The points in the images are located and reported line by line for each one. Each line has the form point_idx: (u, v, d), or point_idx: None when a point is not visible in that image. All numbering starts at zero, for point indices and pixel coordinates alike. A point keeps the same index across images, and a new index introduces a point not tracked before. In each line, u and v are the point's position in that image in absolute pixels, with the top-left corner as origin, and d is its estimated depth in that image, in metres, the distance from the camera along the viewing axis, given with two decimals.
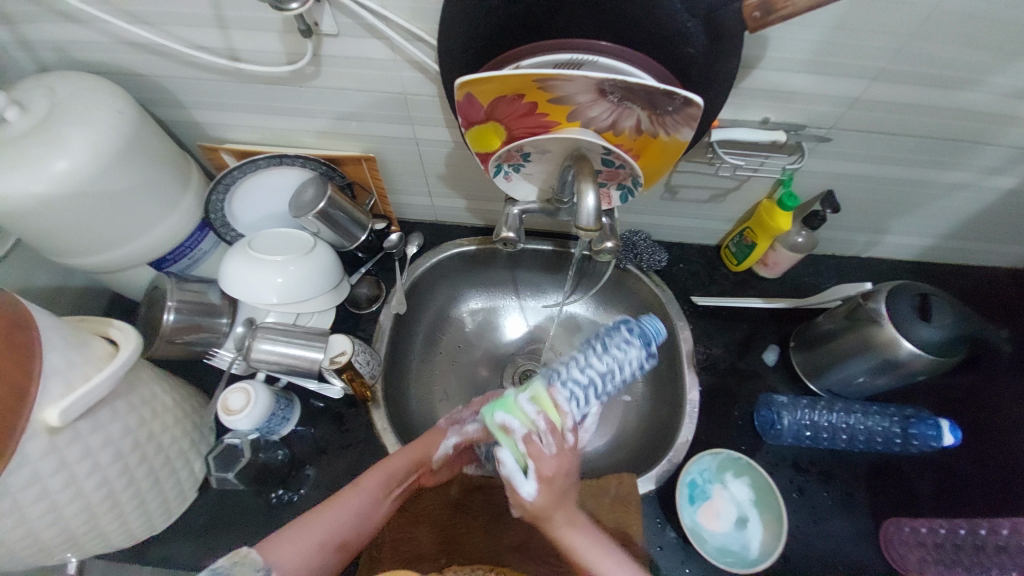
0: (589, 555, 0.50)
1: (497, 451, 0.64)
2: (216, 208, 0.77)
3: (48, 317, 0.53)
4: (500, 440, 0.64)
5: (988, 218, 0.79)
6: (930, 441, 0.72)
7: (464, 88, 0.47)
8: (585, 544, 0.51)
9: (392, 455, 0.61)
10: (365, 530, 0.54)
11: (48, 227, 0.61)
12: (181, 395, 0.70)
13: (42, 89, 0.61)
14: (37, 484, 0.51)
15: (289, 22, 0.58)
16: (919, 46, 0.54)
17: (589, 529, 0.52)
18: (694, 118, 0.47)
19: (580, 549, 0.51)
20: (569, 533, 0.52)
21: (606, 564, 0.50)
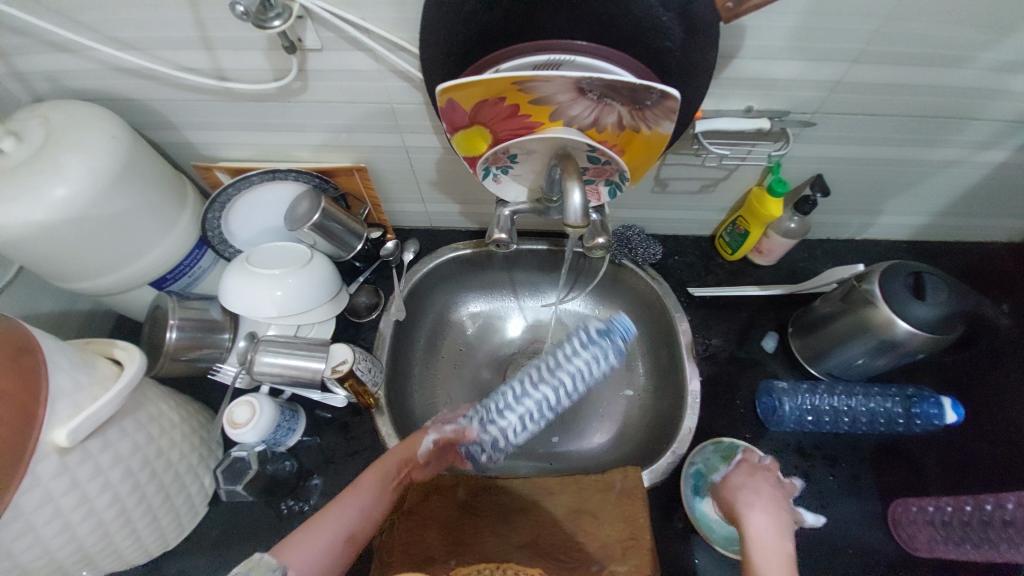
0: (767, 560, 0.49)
1: (470, 449, 0.65)
2: (213, 226, 0.78)
3: (53, 341, 0.54)
4: (473, 437, 0.65)
5: (980, 194, 0.79)
6: (933, 420, 0.72)
7: (446, 94, 0.48)
8: (765, 535, 0.52)
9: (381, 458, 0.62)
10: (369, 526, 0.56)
11: (49, 253, 0.62)
12: (187, 411, 0.71)
13: (36, 118, 0.63)
14: (50, 504, 0.52)
15: (272, 40, 0.60)
16: (896, 27, 0.54)
17: (773, 524, 0.53)
18: (674, 111, 0.47)
19: (757, 537, 0.53)
20: (753, 518, 0.54)
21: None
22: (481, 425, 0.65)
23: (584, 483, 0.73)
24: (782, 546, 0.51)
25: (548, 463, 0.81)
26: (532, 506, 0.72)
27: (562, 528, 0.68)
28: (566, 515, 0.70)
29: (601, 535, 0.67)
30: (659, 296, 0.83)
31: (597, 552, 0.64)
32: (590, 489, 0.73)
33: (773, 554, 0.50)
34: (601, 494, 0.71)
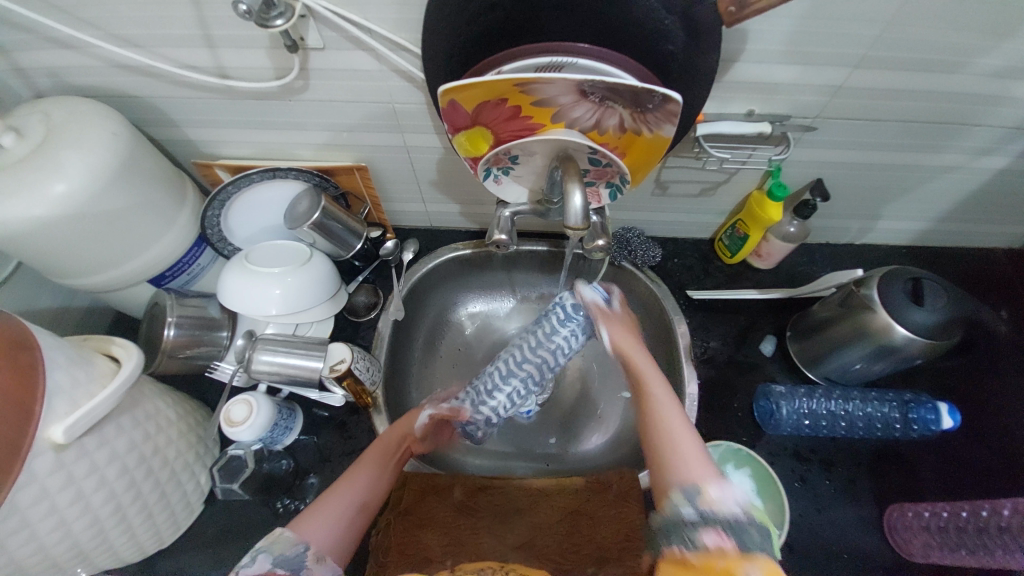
0: (674, 421, 0.50)
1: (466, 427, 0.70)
2: (212, 224, 0.78)
3: (51, 338, 0.54)
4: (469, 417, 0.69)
5: (979, 200, 0.79)
6: (930, 425, 0.72)
7: (448, 95, 0.48)
8: (665, 396, 0.53)
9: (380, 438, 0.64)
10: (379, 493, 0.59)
11: (47, 248, 0.62)
12: (184, 409, 0.71)
13: (36, 114, 0.63)
14: (46, 501, 0.51)
15: (274, 38, 0.59)
16: (897, 33, 0.54)
17: (668, 390, 0.54)
18: (675, 114, 0.47)
19: (659, 398, 0.53)
20: (653, 386, 0.55)
21: (684, 435, 0.49)
22: (473, 405, 0.69)
23: (581, 485, 0.73)
24: (676, 408, 0.52)
25: (546, 464, 0.81)
26: (528, 505, 0.72)
27: (558, 529, 0.69)
28: (563, 515, 0.71)
29: (598, 536, 0.68)
30: (658, 298, 0.83)
31: (593, 553, 0.67)
32: (587, 491, 0.73)
33: (673, 417, 0.51)
34: (598, 496, 0.72)
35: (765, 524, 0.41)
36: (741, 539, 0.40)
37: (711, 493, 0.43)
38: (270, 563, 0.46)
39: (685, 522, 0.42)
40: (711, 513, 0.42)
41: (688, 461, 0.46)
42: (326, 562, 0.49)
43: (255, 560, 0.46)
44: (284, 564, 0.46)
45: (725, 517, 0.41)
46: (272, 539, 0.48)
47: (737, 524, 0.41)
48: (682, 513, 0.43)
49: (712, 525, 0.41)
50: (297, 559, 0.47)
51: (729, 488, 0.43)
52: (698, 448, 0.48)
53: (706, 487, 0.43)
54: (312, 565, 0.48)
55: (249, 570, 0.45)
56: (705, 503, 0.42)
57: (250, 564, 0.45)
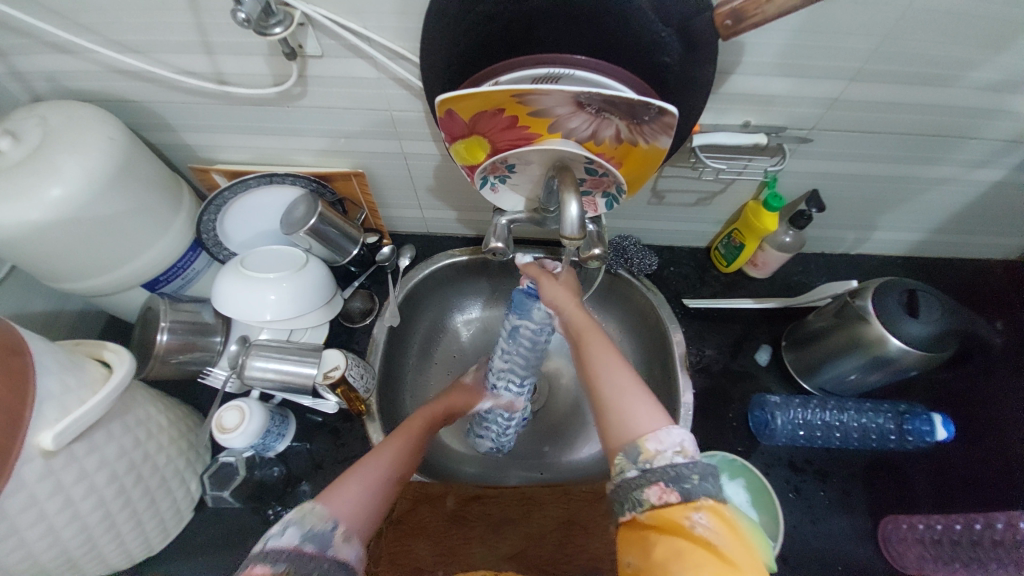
0: (614, 378, 0.49)
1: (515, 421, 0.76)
2: (208, 228, 0.77)
3: (42, 343, 0.54)
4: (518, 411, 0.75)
5: (972, 212, 0.80)
6: (924, 436, 0.72)
7: (445, 105, 0.48)
8: (607, 357, 0.52)
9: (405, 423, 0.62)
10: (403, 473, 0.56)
11: (40, 252, 0.62)
12: (176, 415, 0.70)
13: (32, 117, 0.62)
14: (34, 508, 0.51)
15: (273, 45, 0.59)
16: (892, 47, 0.55)
17: (610, 350, 0.53)
18: (672, 126, 0.48)
19: (601, 360, 0.52)
20: (596, 348, 0.54)
21: (625, 389, 0.48)
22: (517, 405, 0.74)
23: (575, 495, 0.74)
24: (621, 366, 0.51)
25: (540, 472, 0.80)
26: (522, 515, 0.72)
27: (552, 539, 0.69)
28: (557, 525, 0.71)
29: (591, 547, 0.68)
30: (654, 307, 0.83)
31: (586, 564, 0.66)
32: (581, 501, 0.73)
33: (614, 374, 0.50)
34: (591, 506, 0.72)
35: (706, 463, 0.41)
36: (683, 484, 0.40)
37: (651, 445, 0.42)
38: (299, 536, 0.42)
39: (630, 480, 0.42)
40: (651, 466, 0.41)
41: (631, 415, 0.45)
42: (352, 542, 0.45)
43: (285, 530, 0.43)
44: (314, 538, 0.43)
45: (664, 467, 0.41)
46: (304, 510, 0.44)
47: (677, 470, 0.40)
48: (627, 471, 0.42)
49: (654, 478, 0.40)
50: (327, 537, 0.43)
51: (668, 435, 0.42)
52: (640, 397, 0.47)
53: (644, 440, 0.43)
54: (342, 543, 0.44)
55: (277, 540, 0.42)
56: (645, 458, 0.42)
57: (279, 535, 0.42)
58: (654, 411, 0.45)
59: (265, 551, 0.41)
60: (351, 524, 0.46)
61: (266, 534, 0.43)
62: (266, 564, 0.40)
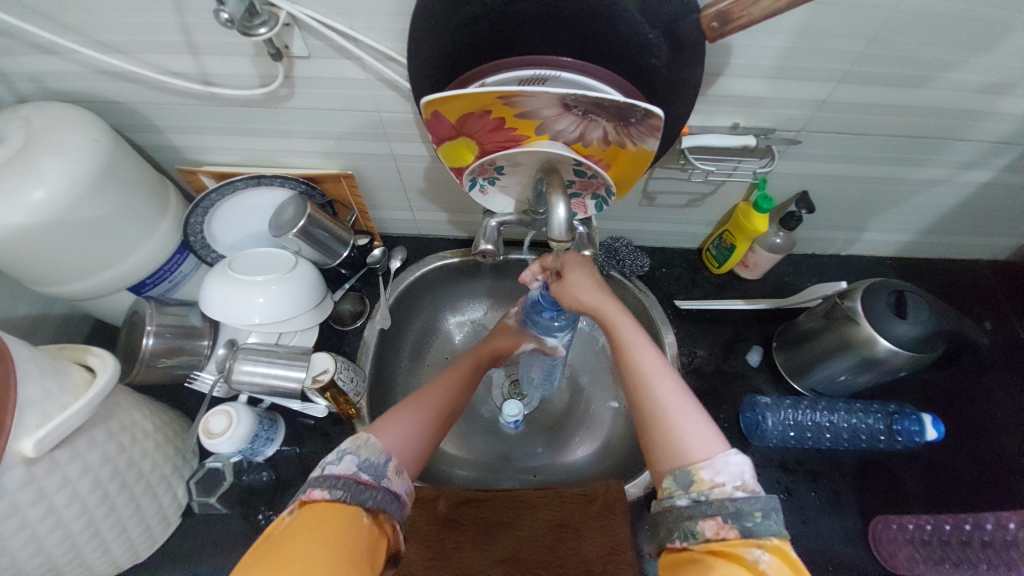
0: (663, 396, 0.47)
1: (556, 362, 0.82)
2: (195, 230, 0.77)
3: (23, 348, 0.53)
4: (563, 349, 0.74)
5: (960, 213, 0.80)
6: (914, 436, 0.73)
7: (431, 107, 0.48)
8: (654, 366, 0.49)
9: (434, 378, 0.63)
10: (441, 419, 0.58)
11: (23, 256, 0.61)
12: (162, 420, 0.69)
13: (15, 119, 0.61)
14: (15, 517, 0.50)
15: (259, 46, 0.59)
16: (878, 50, 0.55)
17: (656, 356, 0.50)
18: (659, 128, 0.47)
19: (647, 370, 0.49)
20: (640, 355, 0.50)
21: (676, 408, 0.46)
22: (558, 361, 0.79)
23: (568, 497, 0.73)
24: (668, 378, 0.48)
25: (533, 474, 0.79)
26: (515, 519, 0.72)
27: (546, 542, 0.70)
28: (551, 527, 0.71)
29: (583, 550, 0.69)
30: (645, 308, 0.83)
31: (579, 567, 0.67)
32: (574, 503, 0.72)
33: (664, 389, 0.47)
34: (584, 509, 0.71)
35: (769, 499, 0.40)
36: (743, 521, 0.39)
37: (706, 475, 0.42)
38: (356, 465, 0.47)
39: (682, 509, 0.42)
40: (707, 497, 0.41)
41: (682, 440, 0.44)
42: (403, 477, 0.50)
43: (341, 459, 0.47)
44: (368, 469, 0.47)
45: (722, 501, 0.40)
46: (359, 442, 0.50)
47: (737, 506, 0.40)
48: (678, 498, 0.42)
49: (710, 511, 0.40)
50: (381, 468, 0.48)
51: (728, 465, 0.42)
52: (695, 421, 0.45)
53: (699, 469, 0.42)
54: (393, 476, 0.49)
55: (336, 467, 0.46)
56: (699, 488, 0.42)
57: (336, 462, 0.46)
58: (708, 434, 0.44)
59: (324, 475, 0.45)
60: (399, 459, 0.51)
61: (324, 461, 0.47)
62: (325, 489, 0.44)
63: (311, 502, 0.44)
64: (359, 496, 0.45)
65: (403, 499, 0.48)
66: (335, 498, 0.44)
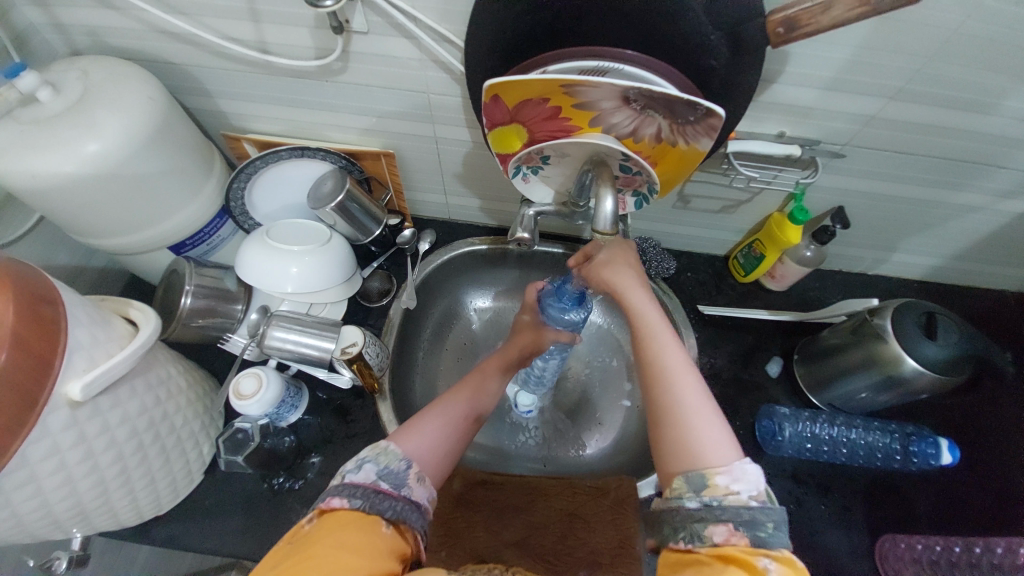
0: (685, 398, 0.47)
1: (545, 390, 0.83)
2: (236, 197, 0.78)
3: (74, 294, 0.54)
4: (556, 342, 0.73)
5: (995, 241, 0.80)
6: (929, 459, 0.73)
7: (492, 90, 0.49)
8: (677, 366, 0.49)
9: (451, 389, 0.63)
10: (470, 423, 0.60)
11: (75, 206, 0.63)
12: (194, 378, 0.71)
13: (76, 71, 0.63)
14: (56, 456, 0.52)
15: (321, 19, 0.60)
16: (935, 69, 0.55)
17: (681, 354, 0.50)
18: (715, 129, 0.48)
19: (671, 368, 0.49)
20: (664, 349, 0.50)
21: (697, 411, 0.46)
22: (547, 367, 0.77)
23: (581, 488, 0.75)
24: (691, 377, 0.49)
25: (543, 464, 0.81)
26: (525, 505, 0.74)
27: (555, 530, 0.71)
28: (560, 517, 0.73)
29: (592, 541, 0.70)
30: (668, 310, 0.83)
31: (587, 558, 0.69)
32: (585, 495, 0.74)
33: (682, 388, 0.48)
34: (596, 501, 0.73)
35: (782, 510, 0.39)
36: (756, 530, 0.39)
37: (722, 481, 0.42)
38: (375, 473, 0.45)
39: (690, 511, 0.41)
40: (718, 502, 0.41)
41: (698, 440, 0.45)
42: (423, 484, 0.48)
43: (361, 467, 0.46)
44: (388, 478, 0.45)
45: (736, 508, 0.40)
46: (379, 450, 0.48)
47: (752, 515, 0.39)
48: (687, 500, 0.42)
49: (723, 517, 0.40)
50: (401, 475, 0.47)
51: (743, 474, 0.42)
52: (714, 427, 0.45)
53: (717, 474, 0.42)
54: (414, 484, 0.47)
55: (354, 475, 0.45)
56: (712, 493, 0.41)
57: (355, 470, 0.45)
58: (725, 444, 0.44)
59: (343, 484, 0.44)
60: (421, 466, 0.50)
61: (343, 469, 0.45)
62: (344, 498, 0.42)
63: (330, 511, 0.42)
64: (378, 506, 0.43)
65: (424, 507, 0.46)
66: (354, 508, 0.42)
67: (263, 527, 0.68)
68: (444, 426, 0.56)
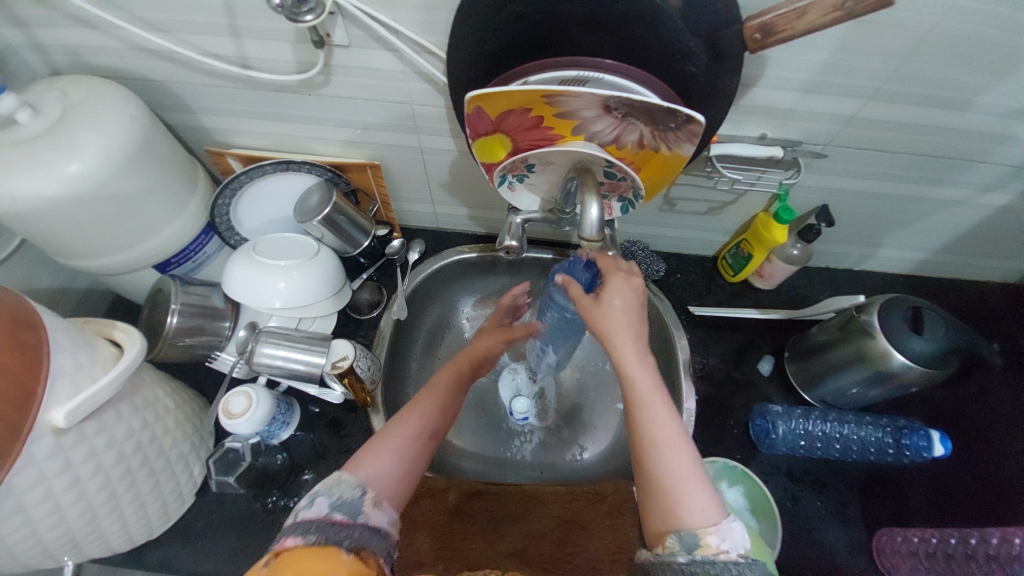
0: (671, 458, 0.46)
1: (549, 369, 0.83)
2: (221, 213, 0.77)
3: (56, 319, 0.53)
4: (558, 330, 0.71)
5: (977, 234, 0.81)
6: (922, 452, 0.74)
7: (474, 102, 0.49)
8: (665, 426, 0.48)
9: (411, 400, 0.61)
10: (428, 437, 0.58)
11: (56, 228, 0.62)
12: (183, 398, 0.70)
13: (54, 92, 0.62)
14: (41, 485, 0.51)
15: (301, 33, 0.60)
16: (911, 69, 0.56)
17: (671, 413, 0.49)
18: (696, 134, 0.48)
19: (658, 428, 0.48)
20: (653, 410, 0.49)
21: (682, 470, 0.46)
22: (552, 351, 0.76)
23: (578, 495, 0.74)
24: (681, 443, 0.48)
25: (540, 472, 0.81)
26: (521, 514, 0.73)
27: (552, 538, 0.71)
28: (556, 524, 0.72)
29: (591, 547, 0.70)
30: (659, 312, 0.84)
31: (586, 564, 0.69)
32: (582, 501, 0.73)
33: (672, 454, 0.47)
34: (593, 506, 0.73)
35: (763, 563, 0.41)
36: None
37: (712, 541, 0.42)
38: (328, 506, 0.45)
39: (682, 566, 0.42)
40: (711, 560, 0.41)
41: (684, 503, 0.44)
42: (382, 508, 0.48)
43: (313, 501, 0.45)
44: (341, 507, 0.45)
45: (727, 565, 0.41)
46: (331, 482, 0.48)
47: (740, 570, 0.41)
48: (678, 556, 0.43)
49: (712, 572, 0.41)
50: (356, 504, 0.46)
51: (731, 532, 0.43)
52: (699, 489, 0.45)
53: (706, 535, 0.42)
54: (370, 510, 0.47)
55: (307, 511, 0.44)
56: (704, 552, 0.42)
57: (308, 506, 0.44)
58: (707, 503, 0.44)
59: (296, 522, 0.42)
60: (376, 492, 0.49)
61: (293, 510, 0.44)
62: (298, 534, 0.41)
63: (285, 550, 0.40)
64: (334, 536, 0.41)
65: (384, 531, 0.46)
66: (310, 540, 0.40)
67: (257, 546, 0.67)
68: (398, 450, 0.54)
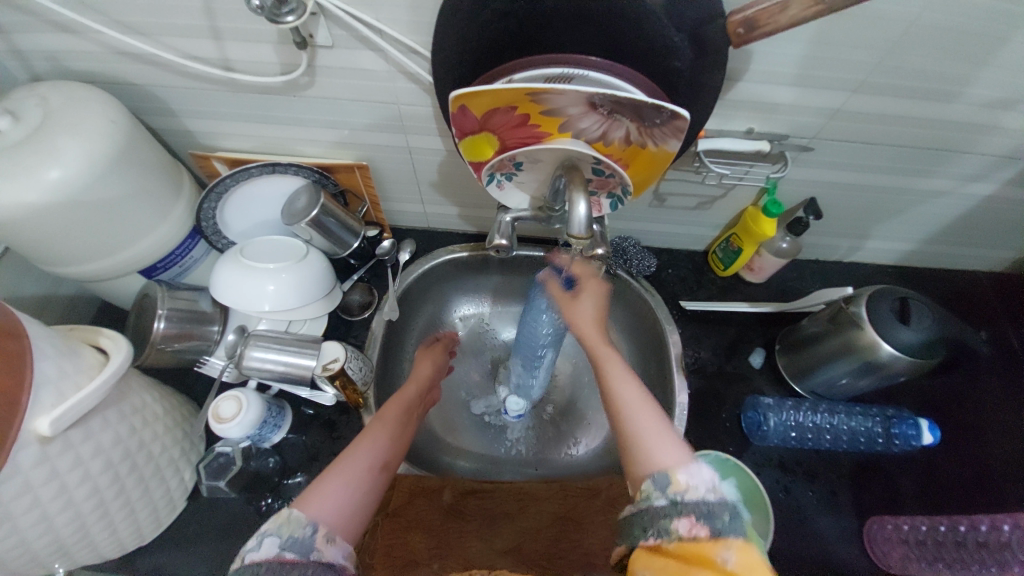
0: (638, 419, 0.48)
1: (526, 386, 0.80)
2: (208, 216, 0.77)
3: (39, 327, 0.53)
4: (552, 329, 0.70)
5: (963, 224, 0.82)
6: (911, 440, 0.75)
7: (458, 101, 0.49)
8: (632, 399, 0.50)
9: (362, 430, 0.59)
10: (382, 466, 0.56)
11: (37, 235, 0.61)
12: (171, 404, 0.69)
13: (33, 97, 0.61)
14: (27, 494, 0.50)
15: (283, 34, 0.59)
16: (895, 60, 0.56)
17: (637, 388, 0.51)
18: (682, 129, 0.49)
19: (626, 402, 0.50)
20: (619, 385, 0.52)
21: (648, 427, 0.47)
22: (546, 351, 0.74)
23: (571, 490, 0.75)
24: (648, 407, 0.50)
25: (535, 468, 0.81)
26: (517, 510, 0.74)
27: (547, 535, 0.71)
28: (552, 520, 0.72)
29: (586, 543, 0.70)
30: (651, 308, 0.84)
31: (581, 560, 0.68)
32: (576, 496, 0.74)
33: (640, 416, 0.49)
34: (588, 502, 0.73)
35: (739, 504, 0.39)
36: (714, 521, 0.38)
37: (682, 477, 0.41)
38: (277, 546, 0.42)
39: (658, 509, 0.41)
40: (682, 498, 0.40)
41: (655, 449, 0.45)
42: (336, 544, 0.45)
43: (261, 543, 0.42)
44: (293, 547, 0.42)
45: (696, 501, 0.39)
46: (280, 518, 0.44)
47: (709, 507, 0.39)
48: (655, 500, 0.41)
49: (684, 510, 0.39)
50: (308, 541, 0.44)
51: (699, 470, 0.42)
52: (664, 436, 0.46)
53: (675, 471, 0.42)
54: (324, 545, 0.44)
55: (255, 553, 0.42)
56: (676, 489, 0.41)
57: (256, 548, 0.42)
58: (675, 446, 0.45)
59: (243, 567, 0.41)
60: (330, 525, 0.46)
61: (243, 549, 0.42)
62: None
63: None
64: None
65: (339, 566, 0.44)
66: None
67: None
68: (354, 481, 0.52)
